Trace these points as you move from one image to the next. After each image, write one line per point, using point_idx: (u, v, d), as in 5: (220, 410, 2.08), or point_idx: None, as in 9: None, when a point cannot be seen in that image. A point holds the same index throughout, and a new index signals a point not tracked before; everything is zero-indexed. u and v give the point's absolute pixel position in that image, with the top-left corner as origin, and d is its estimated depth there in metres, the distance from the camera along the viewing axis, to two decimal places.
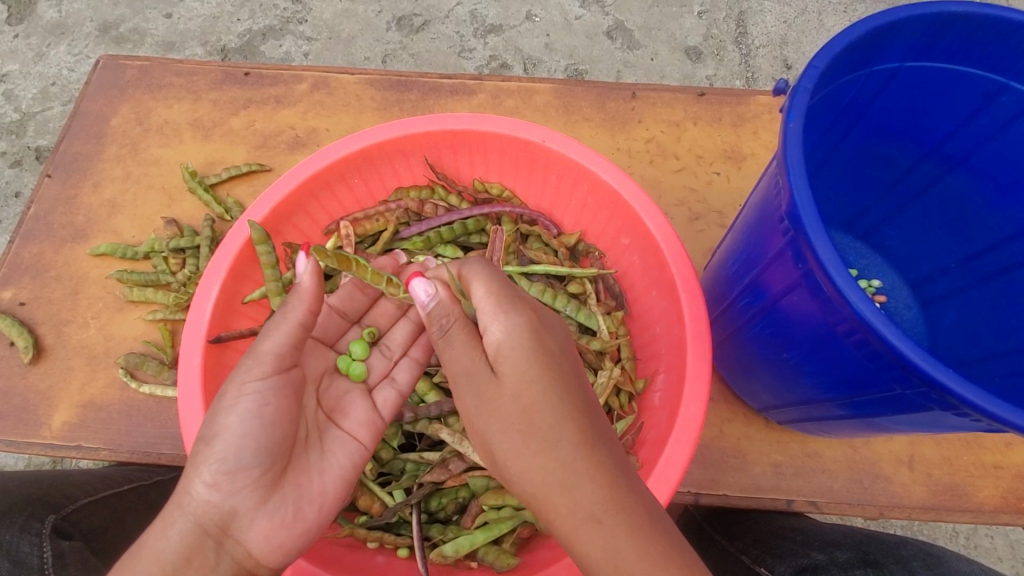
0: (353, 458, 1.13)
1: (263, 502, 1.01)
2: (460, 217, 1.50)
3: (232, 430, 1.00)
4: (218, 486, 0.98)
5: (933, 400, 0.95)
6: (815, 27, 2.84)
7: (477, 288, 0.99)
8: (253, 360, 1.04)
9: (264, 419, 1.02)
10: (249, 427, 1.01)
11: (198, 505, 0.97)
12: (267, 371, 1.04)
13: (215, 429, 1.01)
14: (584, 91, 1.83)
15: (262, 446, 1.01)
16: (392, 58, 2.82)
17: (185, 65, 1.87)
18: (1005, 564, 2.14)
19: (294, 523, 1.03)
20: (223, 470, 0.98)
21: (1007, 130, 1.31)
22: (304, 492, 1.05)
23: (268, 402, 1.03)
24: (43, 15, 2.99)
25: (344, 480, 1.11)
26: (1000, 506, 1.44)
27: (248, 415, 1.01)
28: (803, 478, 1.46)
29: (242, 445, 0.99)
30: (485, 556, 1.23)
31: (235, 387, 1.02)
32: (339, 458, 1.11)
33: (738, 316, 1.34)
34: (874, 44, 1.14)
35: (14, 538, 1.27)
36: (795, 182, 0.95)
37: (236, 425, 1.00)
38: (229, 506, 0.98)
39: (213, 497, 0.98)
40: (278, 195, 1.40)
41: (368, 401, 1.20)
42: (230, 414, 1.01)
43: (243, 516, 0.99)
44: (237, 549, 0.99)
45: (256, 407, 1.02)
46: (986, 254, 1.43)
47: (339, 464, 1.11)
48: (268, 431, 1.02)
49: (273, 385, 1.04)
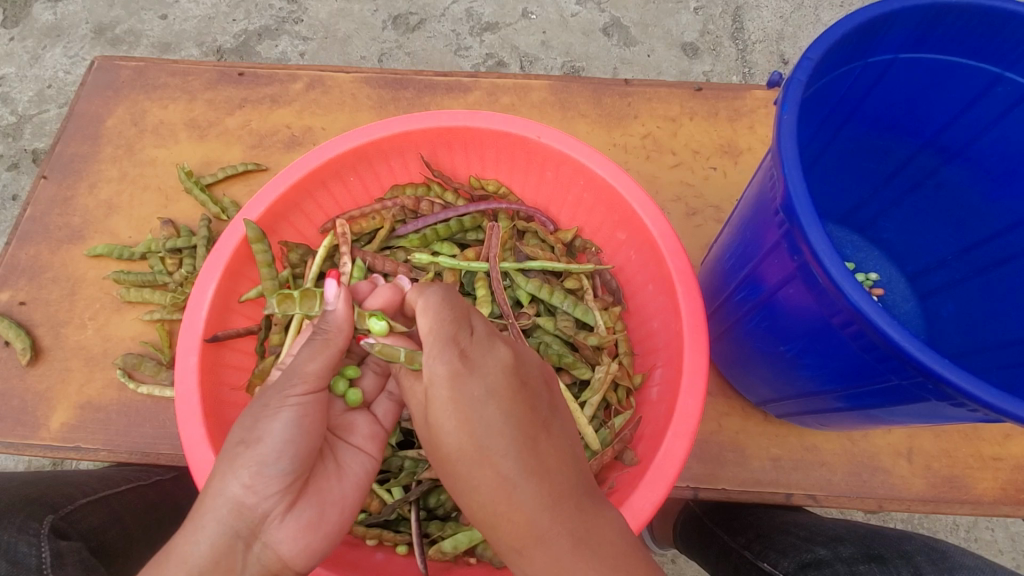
0: (366, 467, 1.14)
1: (290, 506, 0.99)
2: (456, 214, 1.50)
3: (273, 434, 0.98)
4: (254, 487, 0.95)
5: (930, 391, 0.95)
6: (812, 22, 2.84)
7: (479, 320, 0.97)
8: (295, 376, 1.04)
9: (303, 428, 1.02)
10: (288, 433, 1.00)
11: (231, 506, 0.94)
12: (308, 388, 1.04)
13: (256, 432, 0.99)
14: (580, 87, 1.83)
15: (297, 451, 1.00)
16: (388, 57, 2.82)
17: (180, 66, 1.87)
18: (1005, 557, 2.14)
19: (319, 524, 1.02)
20: (261, 473, 0.96)
21: (1004, 120, 1.30)
22: (326, 496, 1.05)
23: (307, 413, 1.03)
24: (39, 17, 2.99)
25: (360, 488, 1.11)
26: (999, 498, 1.44)
27: (289, 423, 1.00)
28: (802, 472, 1.46)
29: (281, 449, 0.98)
30: (485, 551, 1.25)
31: (278, 396, 1.01)
32: (353, 467, 1.12)
33: (736, 309, 1.33)
34: (868, 35, 1.14)
35: (12, 538, 1.28)
36: (790, 175, 0.95)
37: (280, 430, 0.99)
38: (262, 509, 0.96)
39: (248, 499, 0.95)
40: (273, 195, 1.40)
41: (369, 413, 1.23)
42: (272, 419, 1.00)
43: (274, 518, 0.97)
44: (265, 553, 0.96)
45: (297, 415, 1.02)
46: (982, 246, 1.44)
47: (355, 473, 1.12)
48: (303, 439, 1.02)
49: (314, 400, 1.05)
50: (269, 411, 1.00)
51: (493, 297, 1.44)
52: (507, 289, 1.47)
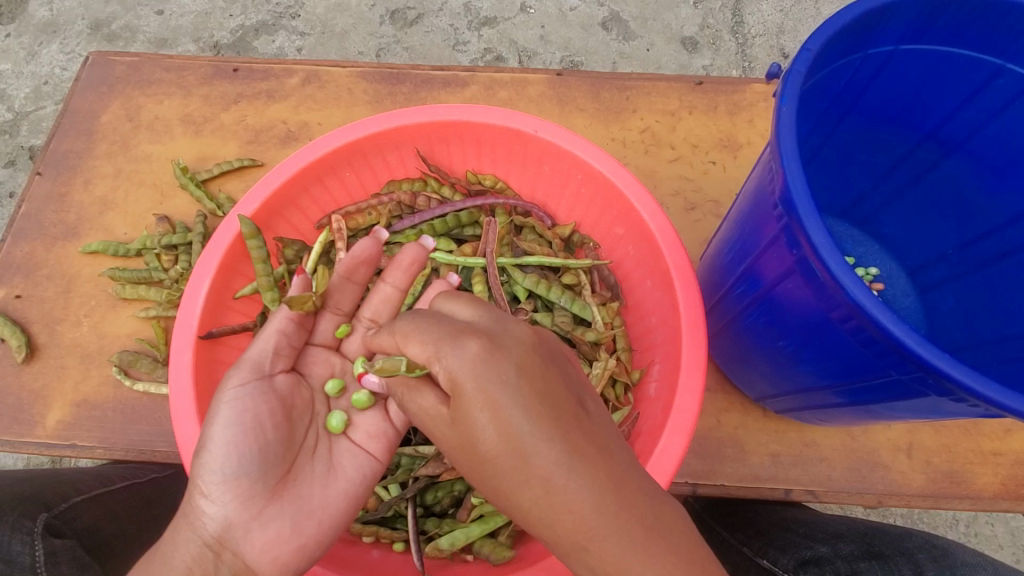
0: (360, 471, 1.15)
1: (257, 514, 1.02)
2: (453, 209, 1.49)
3: (214, 440, 1.03)
4: (214, 496, 1.00)
5: (929, 385, 0.94)
6: (812, 16, 2.82)
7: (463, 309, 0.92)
8: (236, 370, 1.11)
9: (245, 425, 1.04)
10: (232, 436, 1.03)
11: (198, 518, 1.00)
12: (245, 377, 1.09)
13: (203, 440, 1.04)
14: (578, 81, 1.81)
15: (245, 453, 1.02)
16: (386, 52, 2.80)
17: (175, 61, 1.85)
18: (1005, 552, 2.14)
19: (292, 537, 1.03)
20: (215, 480, 1.00)
21: (1005, 112, 1.29)
22: (304, 504, 1.05)
23: (246, 408, 1.06)
24: (35, 14, 2.97)
25: (348, 496, 1.12)
26: (999, 493, 1.43)
27: (229, 423, 1.04)
28: (801, 467, 1.45)
29: (225, 454, 1.01)
30: (482, 548, 1.23)
31: (218, 393, 1.08)
32: (347, 470, 1.14)
33: (734, 305, 1.32)
34: (869, 26, 1.13)
35: (6, 537, 1.26)
36: (789, 167, 0.94)
37: (222, 434, 1.03)
38: (224, 518, 1.00)
39: (206, 509, 1.00)
40: (268, 189, 1.38)
41: (381, 409, 1.23)
42: (212, 424, 1.05)
43: (238, 528, 1.00)
44: (236, 561, 1.00)
45: (236, 413, 1.05)
46: (983, 240, 1.42)
47: (345, 478, 1.13)
48: (250, 438, 1.04)
49: (252, 391, 1.08)
50: (212, 416, 1.06)
51: (491, 292, 1.42)
52: (504, 284, 1.47)
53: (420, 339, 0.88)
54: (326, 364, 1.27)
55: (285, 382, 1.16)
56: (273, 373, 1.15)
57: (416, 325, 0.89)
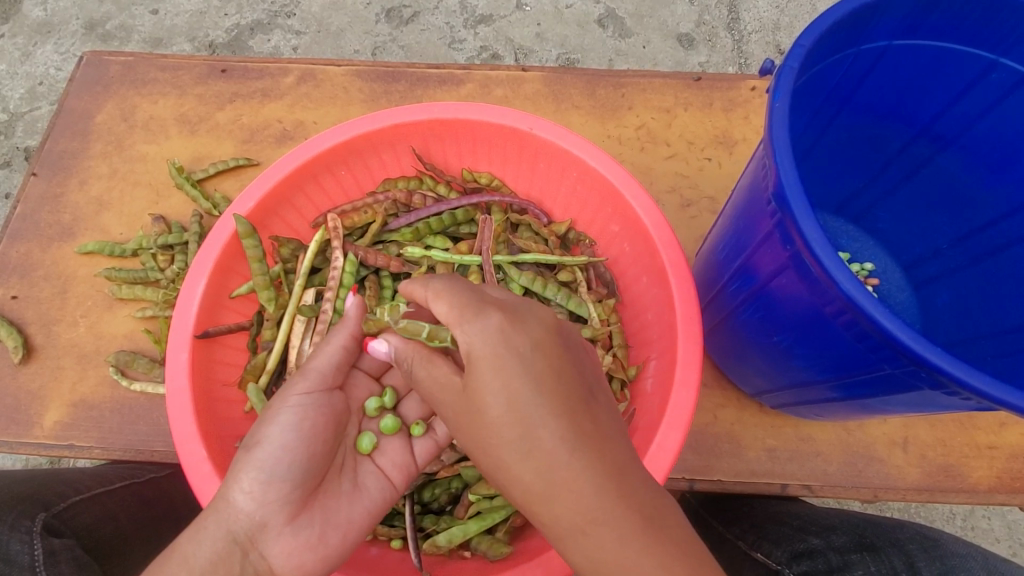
0: (384, 494, 1.15)
1: (292, 518, 1.03)
2: (448, 208, 1.49)
3: (271, 439, 1.05)
4: (253, 494, 1.01)
5: (922, 379, 0.95)
6: (808, 12, 2.81)
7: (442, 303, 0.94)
8: (301, 377, 1.13)
9: (301, 433, 1.06)
10: (287, 438, 1.05)
11: (231, 512, 0.99)
12: (310, 387, 1.11)
13: (257, 438, 1.06)
14: (574, 78, 1.81)
15: (296, 459, 1.05)
16: (381, 50, 2.80)
17: (170, 60, 1.85)
18: (1001, 545, 2.15)
19: (318, 546, 1.04)
20: (260, 479, 1.01)
21: (999, 107, 1.29)
22: (331, 517, 1.07)
23: (306, 417, 1.08)
24: (29, 14, 2.96)
25: (371, 513, 1.12)
26: (994, 486, 1.44)
27: (289, 427, 1.06)
28: (797, 462, 1.45)
29: (280, 456, 1.03)
30: (479, 545, 1.24)
31: (281, 398, 1.09)
32: (371, 490, 1.14)
33: (729, 301, 1.33)
34: (861, 22, 1.13)
35: (5, 536, 1.27)
36: (781, 163, 0.94)
37: (277, 435, 1.05)
38: (259, 518, 1.00)
39: (243, 505, 1.00)
40: (263, 188, 1.39)
41: (407, 441, 1.21)
42: (272, 424, 1.06)
43: (271, 529, 1.00)
44: (261, 562, 1.00)
45: (296, 418, 1.07)
46: (977, 234, 1.43)
47: (369, 498, 1.13)
48: (303, 445, 1.06)
49: (314, 402, 1.11)
50: (272, 416, 1.07)
51: None
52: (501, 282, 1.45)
53: (447, 302, 0.93)
54: (367, 389, 1.24)
55: (340, 398, 1.17)
56: (331, 387, 1.16)
57: (450, 288, 0.95)
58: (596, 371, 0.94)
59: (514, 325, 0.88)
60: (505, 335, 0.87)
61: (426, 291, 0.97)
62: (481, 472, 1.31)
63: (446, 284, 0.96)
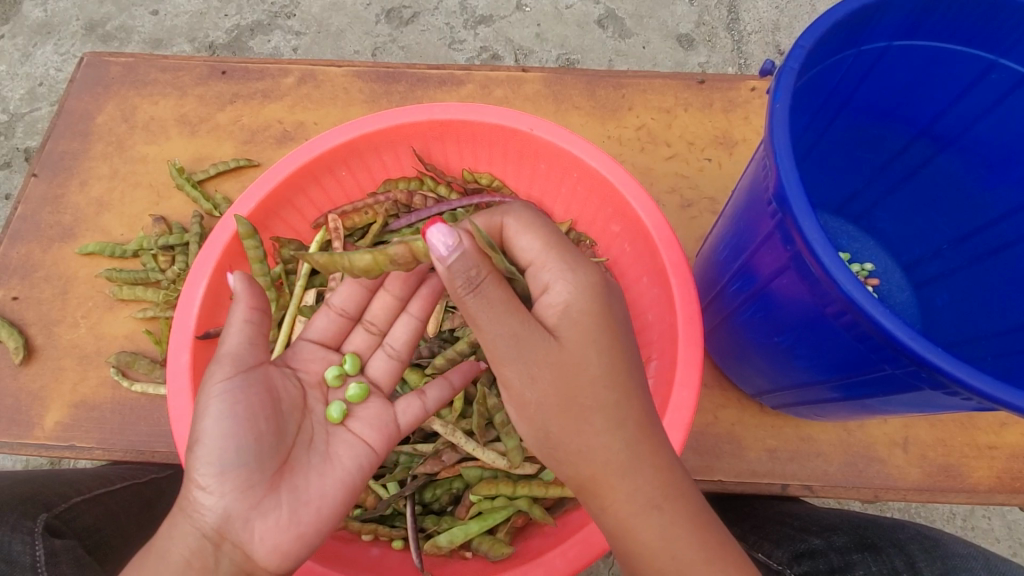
0: (358, 460, 1.14)
1: (256, 503, 1.02)
2: (449, 208, 1.49)
3: (208, 432, 1.02)
4: (210, 488, 1.00)
5: (922, 380, 0.95)
6: (807, 12, 2.82)
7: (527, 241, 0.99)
8: (218, 363, 1.07)
9: (236, 417, 1.03)
10: (225, 427, 1.02)
11: (196, 510, 1.00)
12: (230, 370, 1.06)
13: (197, 434, 1.03)
14: (574, 79, 1.82)
15: (240, 446, 1.02)
16: (381, 51, 2.80)
17: (170, 61, 1.85)
18: (1002, 545, 2.15)
19: (291, 524, 1.04)
20: (212, 473, 1.00)
21: (998, 107, 1.30)
22: (300, 493, 1.06)
23: (236, 401, 1.04)
24: (29, 15, 2.97)
25: (346, 479, 1.12)
26: (994, 486, 1.44)
27: (221, 416, 1.03)
28: (798, 462, 1.46)
29: (221, 446, 1.01)
30: (480, 545, 1.24)
31: (207, 389, 1.05)
32: (343, 459, 1.13)
33: (729, 302, 1.33)
34: (861, 24, 1.13)
35: (8, 537, 1.26)
36: (782, 163, 0.94)
37: (212, 427, 1.02)
38: (222, 511, 1.00)
39: (205, 500, 1.00)
40: (264, 189, 1.39)
41: (383, 403, 1.22)
42: (205, 418, 1.04)
43: (237, 519, 1.00)
44: (237, 551, 1.01)
45: (228, 405, 1.04)
46: (978, 234, 1.43)
47: (342, 467, 1.13)
48: (246, 429, 1.03)
49: (239, 384, 1.06)
50: (201, 411, 1.04)
51: None
52: None
53: (540, 240, 0.99)
54: (324, 361, 1.26)
55: (265, 370, 1.12)
56: (257, 363, 1.11)
57: (536, 223, 1.00)
58: (599, 372, 0.94)
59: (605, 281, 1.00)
60: (603, 293, 0.97)
61: (505, 221, 1.01)
62: (481, 473, 1.31)
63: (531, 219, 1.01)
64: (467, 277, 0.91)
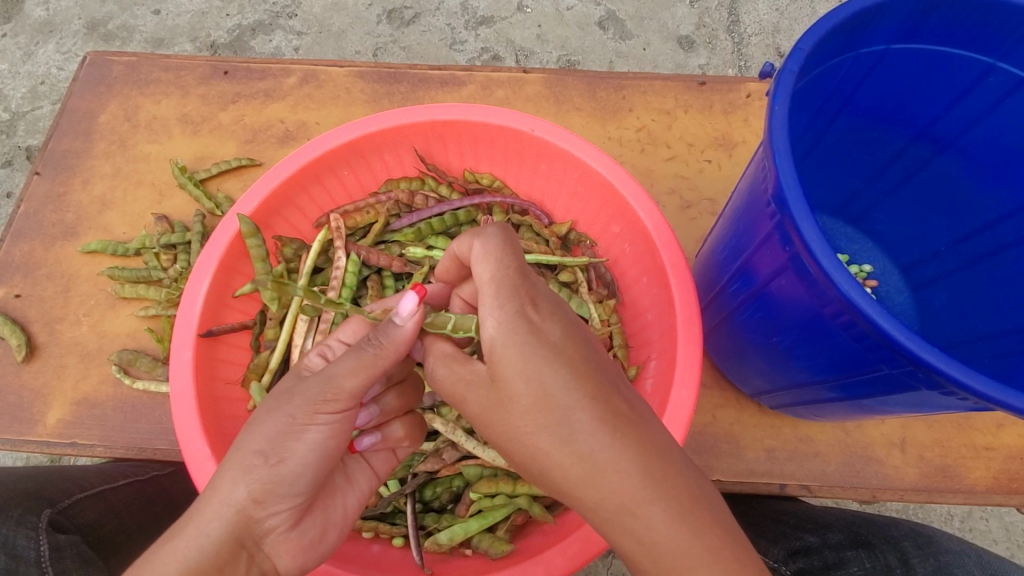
0: (372, 486, 1.14)
1: (297, 522, 0.98)
2: (450, 208, 1.50)
3: (297, 456, 0.94)
4: (264, 504, 0.93)
5: (919, 380, 0.96)
6: (808, 14, 2.82)
7: (483, 268, 0.93)
8: (331, 394, 0.94)
9: (326, 450, 0.96)
10: (310, 455, 0.95)
11: (237, 517, 0.92)
12: (342, 407, 0.95)
13: (278, 450, 0.93)
14: (575, 80, 1.82)
15: (313, 474, 0.96)
16: (383, 51, 2.81)
17: (173, 61, 1.86)
18: (999, 546, 2.16)
19: (318, 545, 1.02)
20: (277, 494, 0.93)
21: (996, 110, 1.31)
22: (331, 515, 1.05)
23: (334, 435, 0.96)
24: (30, 14, 2.97)
25: (363, 504, 1.12)
26: (991, 487, 1.45)
27: (314, 445, 0.95)
28: (796, 462, 1.46)
29: (299, 473, 0.94)
30: (480, 543, 1.25)
31: (308, 412, 0.94)
32: (363, 484, 1.13)
33: (729, 302, 1.34)
34: (860, 26, 1.14)
35: (10, 532, 1.28)
36: (781, 165, 0.95)
37: (300, 453, 0.94)
38: (269, 523, 0.94)
39: (257, 514, 0.93)
40: (266, 188, 1.40)
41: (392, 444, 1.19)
42: (297, 438, 0.94)
43: (278, 535, 0.96)
44: (264, 562, 0.97)
45: (323, 437, 0.95)
46: (976, 236, 1.44)
47: (361, 490, 1.12)
48: (323, 461, 0.96)
49: (345, 418, 0.97)
50: (296, 428, 0.94)
51: None
52: None
53: (488, 272, 0.92)
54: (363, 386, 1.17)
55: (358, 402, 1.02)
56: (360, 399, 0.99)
57: (496, 247, 0.93)
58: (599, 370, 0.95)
59: (536, 311, 0.91)
60: (533, 324, 0.90)
61: (473, 245, 0.95)
62: (481, 471, 1.31)
63: (492, 244, 0.94)
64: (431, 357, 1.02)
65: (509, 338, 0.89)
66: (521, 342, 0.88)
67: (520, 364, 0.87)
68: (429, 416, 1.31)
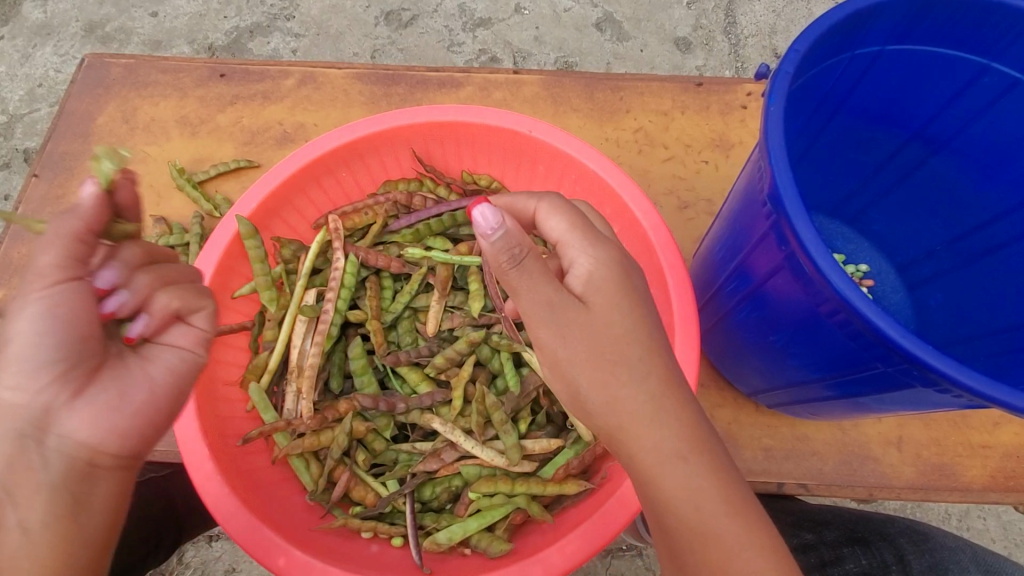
0: (197, 359, 1.00)
1: (86, 392, 0.88)
2: (448, 208, 1.48)
3: (21, 335, 0.83)
4: (24, 385, 0.84)
5: (914, 377, 0.97)
6: (804, 16, 2.84)
7: (560, 221, 1.06)
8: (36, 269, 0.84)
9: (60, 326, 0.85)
10: (40, 327, 0.84)
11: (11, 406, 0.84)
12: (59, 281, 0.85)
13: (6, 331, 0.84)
14: (572, 81, 1.83)
15: (66, 348, 0.85)
16: (381, 53, 2.81)
17: (171, 63, 1.86)
18: (997, 545, 2.17)
19: (126, 405, 0.91)
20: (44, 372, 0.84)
21: (991, 110, 1.32)
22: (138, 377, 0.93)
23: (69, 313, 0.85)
24: (28, 16, 2.97)
25: (182, 376, 0.98)
26: (988, 485, 1.46)
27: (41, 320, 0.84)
28: (793, 461, 1.47)
29: (42, 348, 0.84)
30: (480, 542, 1.25)
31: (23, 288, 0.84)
32: (177, 357, 0.98)
33: (726, 301, 1.34)
34: (856, 27, 1.15)
35: None
36: (777, 165, 0.96)
37: (27, 327, 0.83)
38: (38, 403, 0.84)
39: (35, 398, 0.84)
40: (264, 190, 1.40)
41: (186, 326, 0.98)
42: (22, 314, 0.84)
43: (57, 413, 0.86)
44: (64, 447, 0.86)
45: (48, 308, 0.84)
46: (972, 235, 1.45)
47: (186, 361, 0.99)
48: (69, 336, 0.85)
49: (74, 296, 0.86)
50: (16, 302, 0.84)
51: (486, 290, 1.42)
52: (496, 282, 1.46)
53: (566, 220, 1.05)
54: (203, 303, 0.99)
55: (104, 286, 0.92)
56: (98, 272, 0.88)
57: (565, 208, 1.07)
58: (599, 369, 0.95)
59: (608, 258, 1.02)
60: (623, 267, 1.02)
61: (539, 205, 1.09)
62: (480, 471, 1.31)
63: (559, 204, 1.08)
64: (511, 253, 0.96)
65: (605, 271, 1.00)
66: (619, 275, 1.00)
67: (615, 297, 0.99)
68: (428, 417, 1.35)
